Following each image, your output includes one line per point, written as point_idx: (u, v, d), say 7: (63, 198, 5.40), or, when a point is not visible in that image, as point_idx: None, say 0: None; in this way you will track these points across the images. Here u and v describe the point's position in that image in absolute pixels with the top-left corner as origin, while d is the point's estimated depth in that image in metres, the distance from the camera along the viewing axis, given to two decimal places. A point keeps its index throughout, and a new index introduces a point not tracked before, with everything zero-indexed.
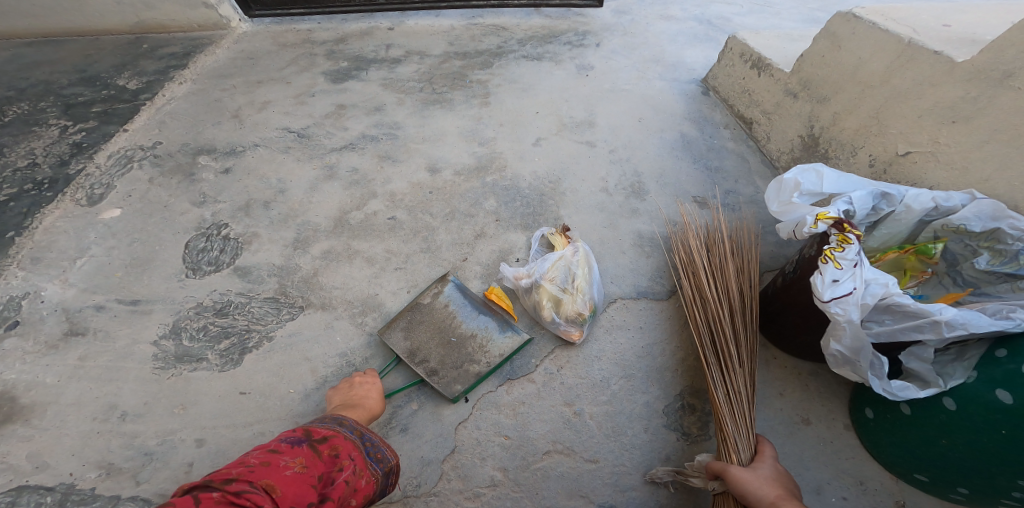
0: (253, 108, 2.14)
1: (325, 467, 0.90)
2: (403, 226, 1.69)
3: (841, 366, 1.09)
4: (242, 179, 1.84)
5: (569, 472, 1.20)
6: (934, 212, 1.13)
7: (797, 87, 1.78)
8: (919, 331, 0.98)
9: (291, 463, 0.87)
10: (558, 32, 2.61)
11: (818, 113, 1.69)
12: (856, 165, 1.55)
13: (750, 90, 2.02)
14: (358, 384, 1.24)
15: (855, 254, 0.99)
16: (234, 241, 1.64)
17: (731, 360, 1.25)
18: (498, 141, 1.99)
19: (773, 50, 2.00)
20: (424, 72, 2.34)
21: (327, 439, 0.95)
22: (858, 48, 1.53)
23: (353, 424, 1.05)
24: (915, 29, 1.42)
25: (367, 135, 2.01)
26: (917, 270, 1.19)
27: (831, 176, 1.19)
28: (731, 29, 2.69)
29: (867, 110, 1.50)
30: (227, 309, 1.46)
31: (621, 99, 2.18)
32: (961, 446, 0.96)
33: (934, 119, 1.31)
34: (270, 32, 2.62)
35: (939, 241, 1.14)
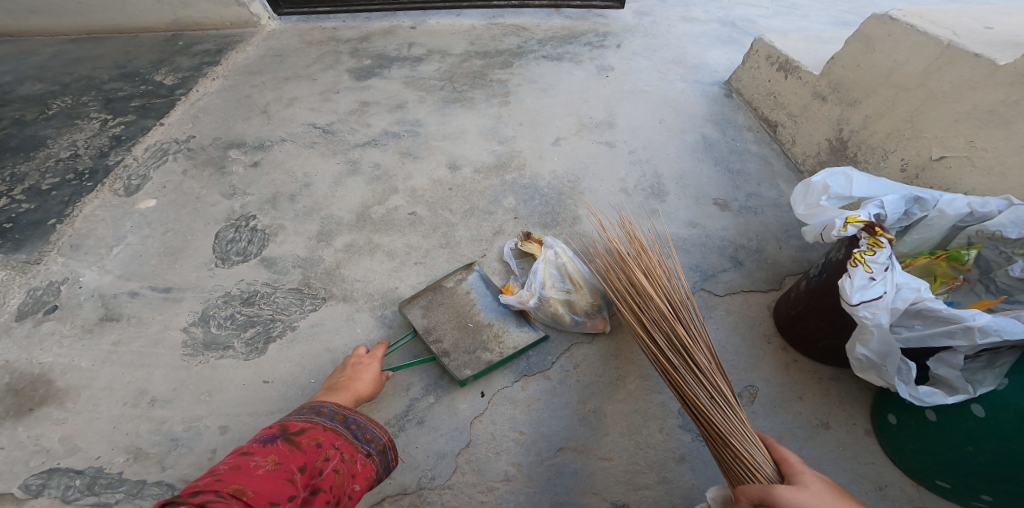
0: (280, 104, 2.20)
1: (306, 458, 0.87)
2: (423, 221, 1.72)
3: (865, 369, 1.07)
4: (269, 173, 1.89)
5: (582, 470, 1.21)
6: (969, 217, 1.10)
7: (826, 89, 1.74)
8: (950, 337, 0.95)
9: (263, 462, 0.83)
10: (579, 32, 2.60)
11: (848, 116, 1.65)
12: (886, 169, 1.51)
13: (777, 93, 1.98)
14: (352, 367, 1.24)
15: (886, 258, 0.97)
16: (261, 233, 1.69)
17: (697, 360, 1.11)
18: (518, 140, 2.00)
19: (802, 53, 1.96)
20: (445, 71, 2.37)
21: (305, 432, 0.93)
22: (893, 51, 1.49)
23: (334, 410, 1.03)
24: (954, 31, 1.37)
25: (389, 132, 2.05)
26: (948, 276, 1.16)
27: (861, 180, 1.16)
28: (755, 30, 2.64)
29: (901, 113, 1.46)
30: (254, 298, 1.51)
31: (642, 100, 2.17)
32: (989, 454, 0.94)
33: (971, 124, 1.27)
34: (297, 30, 2.68)
35: (972, 247, 1.10)
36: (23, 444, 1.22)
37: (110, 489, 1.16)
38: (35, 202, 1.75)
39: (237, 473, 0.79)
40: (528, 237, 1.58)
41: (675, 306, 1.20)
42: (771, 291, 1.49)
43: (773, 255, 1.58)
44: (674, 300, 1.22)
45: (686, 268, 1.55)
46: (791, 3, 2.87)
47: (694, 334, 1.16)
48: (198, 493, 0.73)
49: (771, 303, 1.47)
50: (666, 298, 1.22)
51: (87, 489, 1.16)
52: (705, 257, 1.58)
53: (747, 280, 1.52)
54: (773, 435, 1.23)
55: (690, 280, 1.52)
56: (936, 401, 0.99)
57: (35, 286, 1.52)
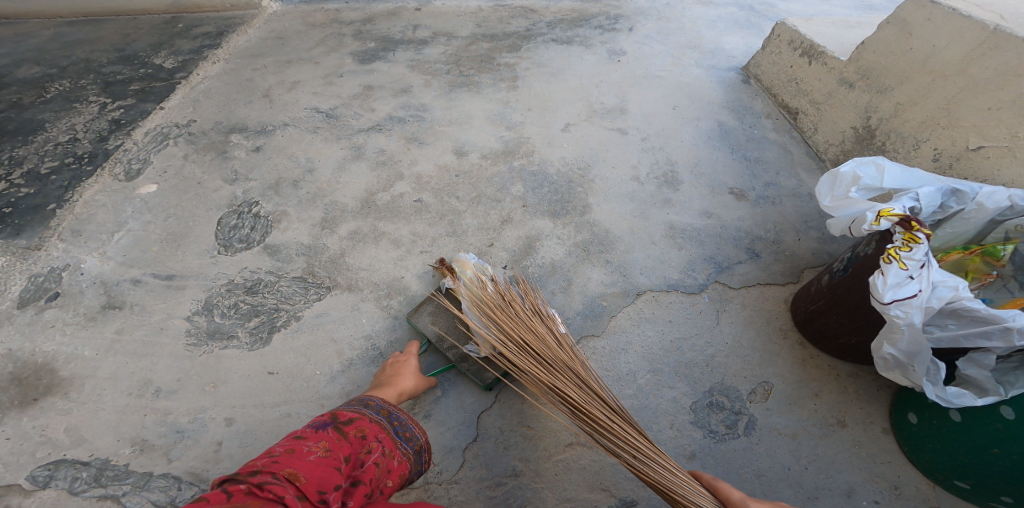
0: (283, 87, 2.14)
1: (355, 446, 0.86)
2: (429, 208, 1.68)
3: (890, 368, 1.05)
4: (273, 158, 1.85)
5: (591, 466, 1.18)
6: (1009, 211, 1.05)
7: (854, 76, 1.68)
8: (986, 338, 0.91)
9: (315, 447, 0.81)
10: (589, 15, 2.53)
11: (877, 104, 1.59)
12: (918, 159, 1.45)
13: (798, 79, 1.92)
14: (393, 363, 1.22)
15: (924, 255, 0.92)
16: (264, 219, 1.65)
17: (601, 421, 1.05)
18: (527, 126, 1.94)
19: (826, 37, 1.89)
20: (451, 54, 2.30)
21: (353, 422, 0.90)
22: (932, 37, 1.42)
23: (379, 404, 1.01)
24: (1001, 15, 1.30)
25: (394, 117, 1.99)
26: (981, 272, 1.10)
27: (893, 170, 1.11)
28: (774, 14, 2.56)
29: (938, 101, 1.40)
30: (257, 287, 1.48)
31: (655, 86, 2.10)
32: (1015, 457, 0.90)
33: (1015, 113, 1.21)
34: (299, 12, 2.62)
35: (1010, 242, 1.06)
36: (28, 435, 1.20)
37: (117, 481, 1.14)
38: (34, 186, 1.72)
39: (292, 454, 0.78)
40: (441, 266, 1.43)
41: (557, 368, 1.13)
42: (788, 284, 1.45)
43: (790, 247, 1.53)
44: (553, 357, 1.15)
45: (700, 260, 1.51)
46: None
47: (588, 392, 1.09)
48: (256, 472, 0.72)
49: (788, 297, 1.43)
50: (549, 358, 1.15)
51: (94, 481, 1.14)
52: (720, 248, 1.54)
53: (763, 273, 1.48)
54: (788, 434, 1.19)
55: (703, 273, 1.48)
56: (965, 403, 0.94)
57: (36, 273, 1.49)
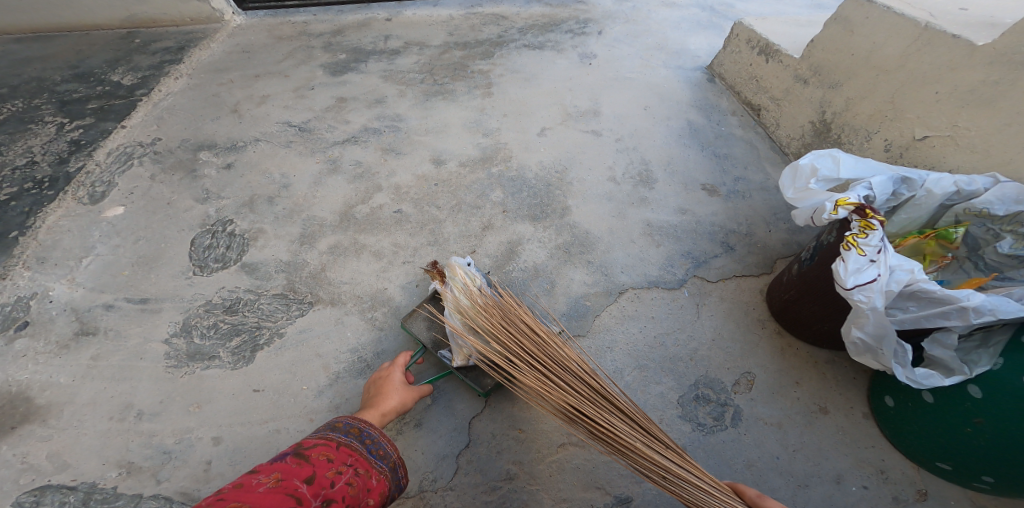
0: (252, 102, 2.12)
1: (318, 468, 0.81)
2: (409, 219, 1.68)
3: (861, 352, 1.08)
4: (245, 175, 1.82)
5: (584, 465, 1.19)
6: (956, 196, 1.11)
7: (808, 72, 1.74)
8: (944, 318, 0.96)
9: (266, 479, 0.75)
10: (559, 20, 2.57)
11: (829, 99, 1.66)
12: (871, 150, 1.52)
13: (758, 76, 1.98)
14: (376, 382, 1.19)
15: (879, 241, 0.96)
16: (240, 238, 1.63)
17: (628, 444, 1.02)
18: (503, 132, 1.96)
19: (780, 36, 1.96)
20: (424, 64, 2.31)
21: (315, 446, 0.85)
22: (871, 34, 1.49)
23: (348, 424, 0.97)
24: (931, 13, 1.38)
25: (369, 128, 1.99)
26: (937, 254, 1.16)
27: (849, 161, 1.16)
28: (734, 14, 2.64)
29: (883, 94, 1.47)
30: (237, 306, 1.45)
31: (627, 87, 2.15)
32: (987, 435, 0.95)
33: (954, 104, 1.27)
34: (265, 25, 2.59)
35: (961, 225, 1.12)
36: (8, 464, 1.16)
37: (104, 505, 1.11)
38: None
39: (242, 485, 0.72)
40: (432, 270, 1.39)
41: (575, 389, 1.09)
42: (764, 276, 1.50)
43: (763, 239, 1.58)
44: (565, 380, 1.10)
45: (678, 256, 1.54)
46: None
47: (609, 414, 1.05)
48: None
49: (763, 288, 1.47)
50: (562, 381, 1.10)
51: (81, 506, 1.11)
52: (697, 244, 1.57)
53: (739, 265, 1.52)
54: (772, 422, 1.23)
55: (682, 269, 1.51)
56: (933, 383, 1.00)
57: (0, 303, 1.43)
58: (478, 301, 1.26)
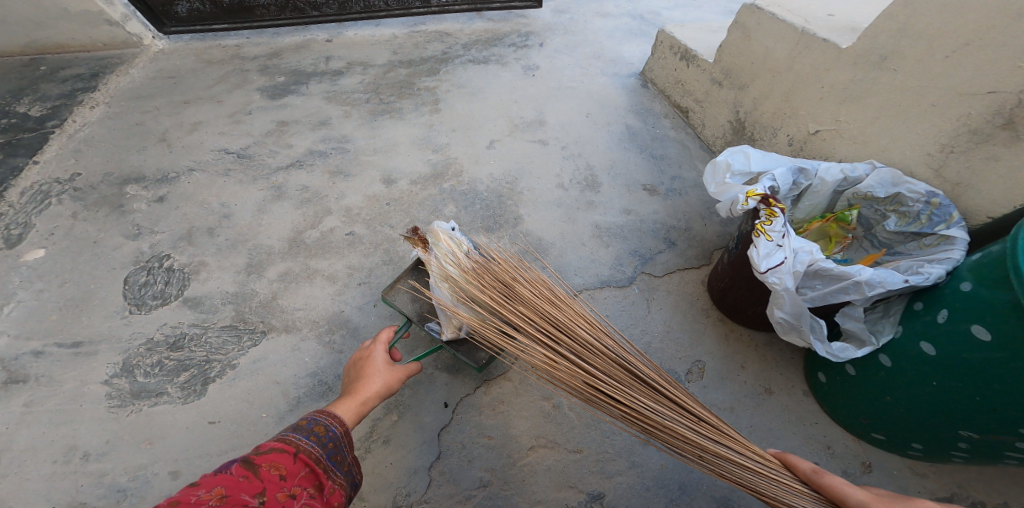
0: (183, 130, 2.04)
1: (268, 486, 0.77)
2: (362, 240, 1.66)
3: (789, 332, 1.16)
4: (180, 207, 1.75)
5: (555, 465, 1.22)
6: (845, 182, 1.25)
7: (720, 75, 1.89)
8: (845, 292, 1.06)
9: (207, 497, 0.71)
10: (501, 34, 2.64)
11: (741, 100, 1.80)
12: (777, 144, 1.67)
13: (682, 80, 2.12)
14: (359, 363, 1.11)
15: (782, 226, 1.08)
16: (179, 272, 1.56)
17: (662, 423, 0.99)
18: (452, 147, 1.99)
19: (697, 42, 2.10)
20: (368, 83, 2.31)
21: (269, 458, 0.80)
22: (764, 39, 1.65)
23: (313, 422, 0.91)
24: (806, 19, 1.55)
25: (314, 151, 1.97)
26: (839, 236, 1.31)
27: (757, 156, 1.28)
28: (662, 23, 2.81)
29: (780, 94, 1.62)
30: (181, 342, 1.39)
31: (568, 97, 2.24)
32: (902, 400, 1.05)
33: (832, 100, 1.43)
34: (191, 48, 2.49)
35: (853, 208, 1.26)
36: None
37: None
38: None
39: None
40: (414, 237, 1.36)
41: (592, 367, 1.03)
42: (705, 267, 1.60)
43: (700, 233, 1.69)
44: (587, 361, 1.04)
45: (627, 255, 1.61)
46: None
47: (640, 394, 1.01)
48: None
49: (705, 278, 1.57)
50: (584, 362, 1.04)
51: None
52: (642, 241, 1.66)
53: (682, 259, 1.61)
54: (725, 406, 1.31)
55: (631, 267, 1.58)
56: (849, 355, 1.11)
57: None
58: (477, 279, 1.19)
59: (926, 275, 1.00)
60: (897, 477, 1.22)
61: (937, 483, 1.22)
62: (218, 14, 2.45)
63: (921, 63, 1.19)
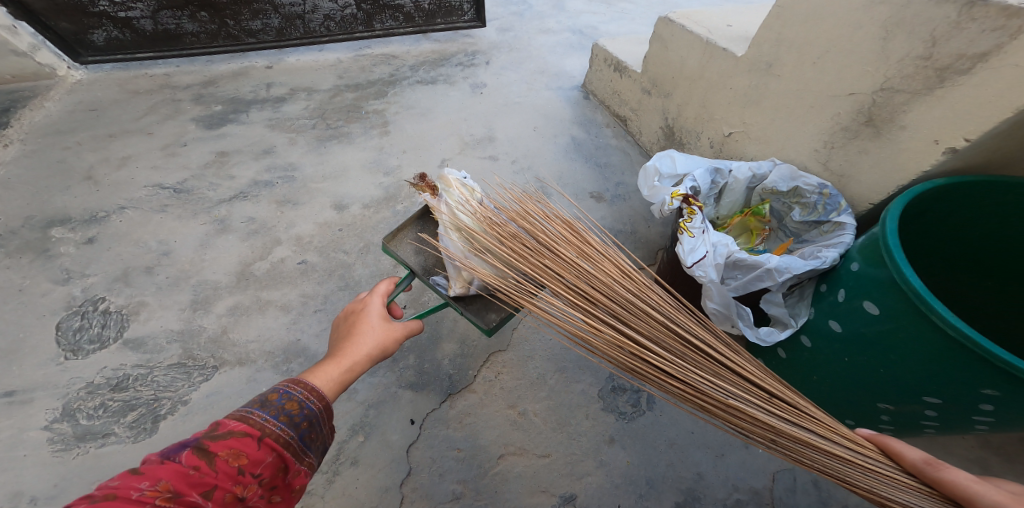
0: (111, 166, 1.95)
1: (219, 482, 0.70)
2: (316, 268, 1.65)
3: (722, 321, 1.22)
4: (113, 247, 1.67)
5: (525, 471, 1.24)
6: (754, 179, 1.38)
7: (649, 85, 2.01)
8: (761, 280, 1.15)
9: (150, 493, 0.65)
10: (448, 54, 2.70)
11: (668, 107, 1.94)
12: (701, 147, 1.80)
13: (618, 91, 2.24)
14: (354, 321, 1.05)
15: (701, 223, 1.19)
16: (117, 314, 1.50)
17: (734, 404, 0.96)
18: (404, 168, 2.01)
19: (628, 54, 2.22)
20: (314, 109, 2.30)
21: (227, 446, 0.72)
22: (678, 50, 1.78)
23: (289, 396, 0.82)
24: (710, 29, 1.68)
25: (258, 182, 1.92)
26: (759, 229, 1.44)
27: (681, 158, 1.39)
28: (600, 36, 2.95)
29: (698, 100, 1.76)
30: (125, 383, 1.37)
31: (515, 112, 2.32)
32: (826, 379, 1.16)
33: (737, 104, 1.57)
34: (115, 79, 2.38)
35: (765, 202, 1.40)
36: None
37: None
38: None
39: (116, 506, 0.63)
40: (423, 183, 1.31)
41: (639, 337, 1.02)
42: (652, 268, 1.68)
43: (646, 235, 1.78)
44: (652, 339, 1.02)
45: None
46: (624, 7, 3.21)
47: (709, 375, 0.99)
48: None
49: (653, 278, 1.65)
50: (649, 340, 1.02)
51: None
52: None
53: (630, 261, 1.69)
54: None
55: None
56: (775, 339, 1.18)
57: None
58: (514, 251, 1.16)
59: (824, 259, 1.13)
60: None
61: None
62: (141, 43, 2.37)
63: (799, 69, 1.33)
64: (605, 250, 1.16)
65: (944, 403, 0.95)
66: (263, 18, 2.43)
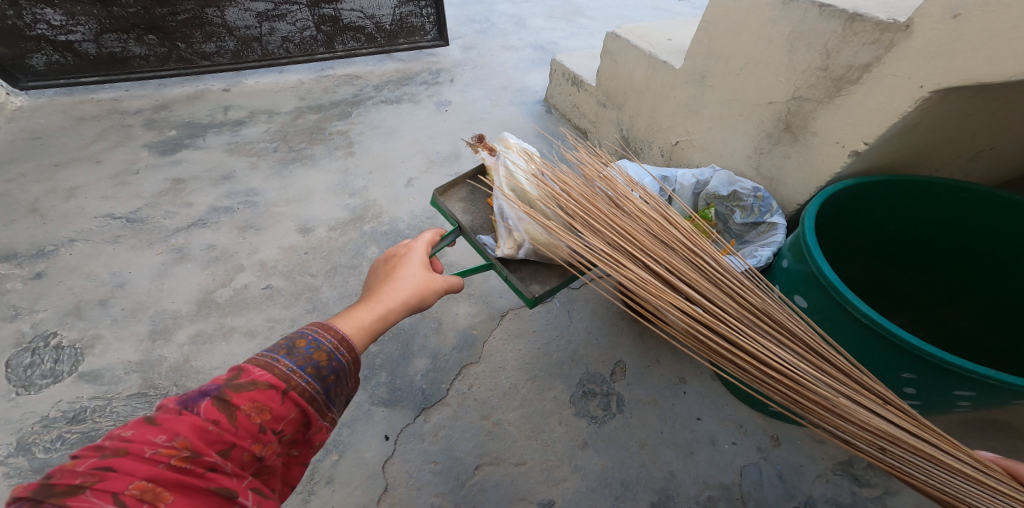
0: (58, 197, 1.87)
1: (239, 437, 0.66)
2: (281, 292, 1.63)
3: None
4: (63, 281, 1.61)
5: (503, 480, 1.25)
6: (698, 185, 1.46)
7: (604, 98, 2.11)
8: None
9: (168, 448, 0.61)
10: (413, 73, 2.74)
11: (622, 119, 2.03)
12: (653, 156, 1.89)
13: (577, 104, 2.34)
14: (387, 270, 1.01)
15: None
16: (70, 348, 1.45)
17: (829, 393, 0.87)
18: (370, 189, 2.02)
19: (584, 68, 2.32)
20: (275, 131, 2.29)
21: (250, 400, 0.68)
22: (626, 64, 1.88)
23: (321, 345, 0.77)
24: (652, 44, 1.80)
25: (218, 208, 1.89)
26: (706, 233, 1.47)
27: (631, 166, 1.41)
28: (561, 51, 3.06)
29: (647, 112, 1.85)
30: (83, 414, 1.32)
31: (480, 128, 2.37)
32: None
33: (680, 114, 1.68)
34: (59, 105, 2.30)
35: (710, 206, 1.45)
36: None
37: None
38: None
39: (126, 462, 0.59)
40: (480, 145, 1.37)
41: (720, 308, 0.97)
42: None
43: None
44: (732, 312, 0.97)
45: None
46: (581, 23, 3.35)
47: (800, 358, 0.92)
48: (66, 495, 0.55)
49: None
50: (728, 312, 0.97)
51: None
52: None
53: None
54: (649, 399, 1.41)
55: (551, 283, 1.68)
56: None
57: None
58: (587, 213, 1.16)
59: (761, 257, 1.24)
60: (802, 442, 1.36)
61: (832, 444, 1.36)
62: (85, 66, 2.32)
63: (727, 80, 1.44)
64: (685, 229, 1.11)
65: None
66: (217, 41, 2.42)
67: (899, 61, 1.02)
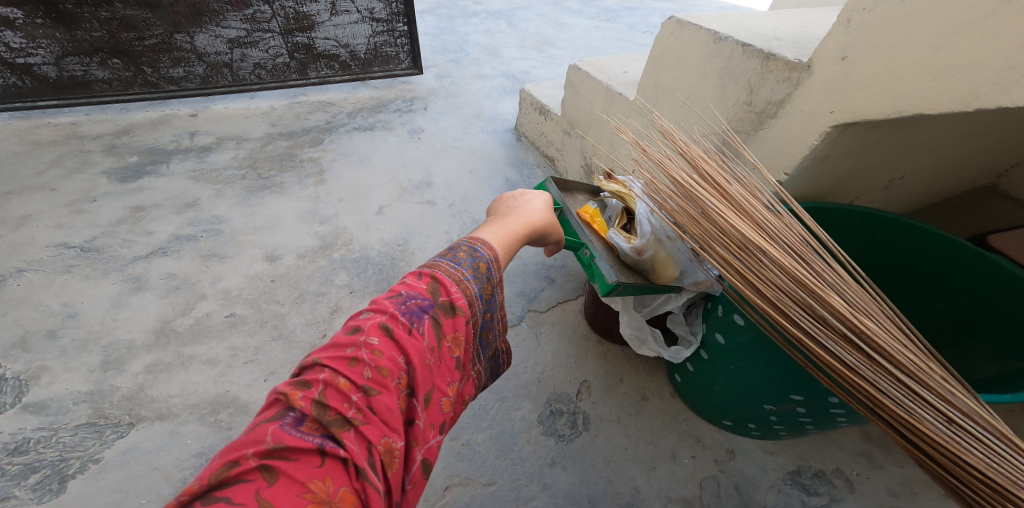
0: (8, 225, 1.81)
1: (444, 375, 0.71)
2: (245, 320, 1.60)
3: (641, 344, 1.42)
4: (9, 313, 1.54)
5: (472, 501, 1.25)
6: None
7: (569, 127, 2.20)
8: (665, 302, 1.32)
9: (400, 379, 0.65)
10: (387, 101, 2.80)
11: (585, 147, 2.12)
12: None
13: (545, 133, 2.43)
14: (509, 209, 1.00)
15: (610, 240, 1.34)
16: (14, 380, 1.38)
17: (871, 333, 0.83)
18: (341, 216, 2.03)
19: (551, 98, 2.42)
20: (243, 158, 2.28)
21: (451, 332, 0.71)
22: (586, 95, 1.99)
23: (486, 274, 0.78)
24: (609, 77, 1.91)
25: (180, 236, 1.86)
26: None
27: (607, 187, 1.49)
28: (531, 81, 3.18)
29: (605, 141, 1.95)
30: (25, 446, 1.26)
31: (452, 156, 2.42)
32: (723, 386, 1.27)
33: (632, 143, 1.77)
34: (14, 131, 2.25)
35: None
36: None
37: None
38: None
39: (383, 398, 0.63)
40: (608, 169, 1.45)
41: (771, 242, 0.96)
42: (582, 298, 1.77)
43: (574, 267, 1.88)
44: (784, 246, 0.96)
45: (514, 297, 1.73)
46: (550, 55, 3.50)
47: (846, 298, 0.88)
48: (335, 421, 0.59)
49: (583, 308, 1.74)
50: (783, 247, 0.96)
51: None
52: (526, 282, 1.79)
53: (561, 293, 1.77)
54: (614, 417, 1.44)
55: (519, 306, 1.70)
56: (680, 355, 1.37)
57: None
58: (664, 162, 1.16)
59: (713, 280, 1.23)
60: (759, 454, 1.41)
61: (781, 455, 1.40)
62: (43, 89, 2.27)
63: (671, 112, 1.54)
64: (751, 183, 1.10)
65: (806, 399, 1.05)
66: (185, 66, 2.42)
67: (805, 97, 1.12)
